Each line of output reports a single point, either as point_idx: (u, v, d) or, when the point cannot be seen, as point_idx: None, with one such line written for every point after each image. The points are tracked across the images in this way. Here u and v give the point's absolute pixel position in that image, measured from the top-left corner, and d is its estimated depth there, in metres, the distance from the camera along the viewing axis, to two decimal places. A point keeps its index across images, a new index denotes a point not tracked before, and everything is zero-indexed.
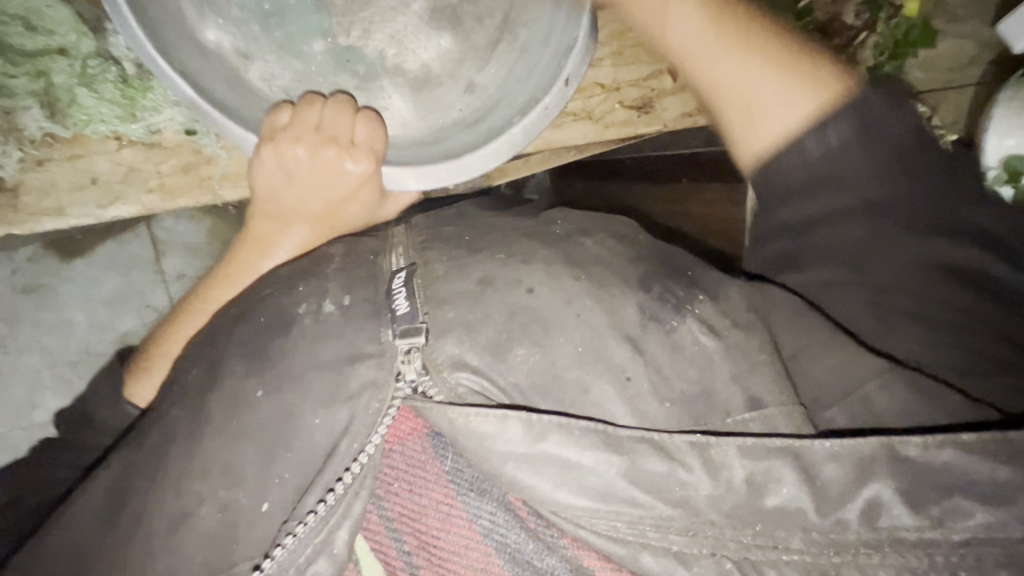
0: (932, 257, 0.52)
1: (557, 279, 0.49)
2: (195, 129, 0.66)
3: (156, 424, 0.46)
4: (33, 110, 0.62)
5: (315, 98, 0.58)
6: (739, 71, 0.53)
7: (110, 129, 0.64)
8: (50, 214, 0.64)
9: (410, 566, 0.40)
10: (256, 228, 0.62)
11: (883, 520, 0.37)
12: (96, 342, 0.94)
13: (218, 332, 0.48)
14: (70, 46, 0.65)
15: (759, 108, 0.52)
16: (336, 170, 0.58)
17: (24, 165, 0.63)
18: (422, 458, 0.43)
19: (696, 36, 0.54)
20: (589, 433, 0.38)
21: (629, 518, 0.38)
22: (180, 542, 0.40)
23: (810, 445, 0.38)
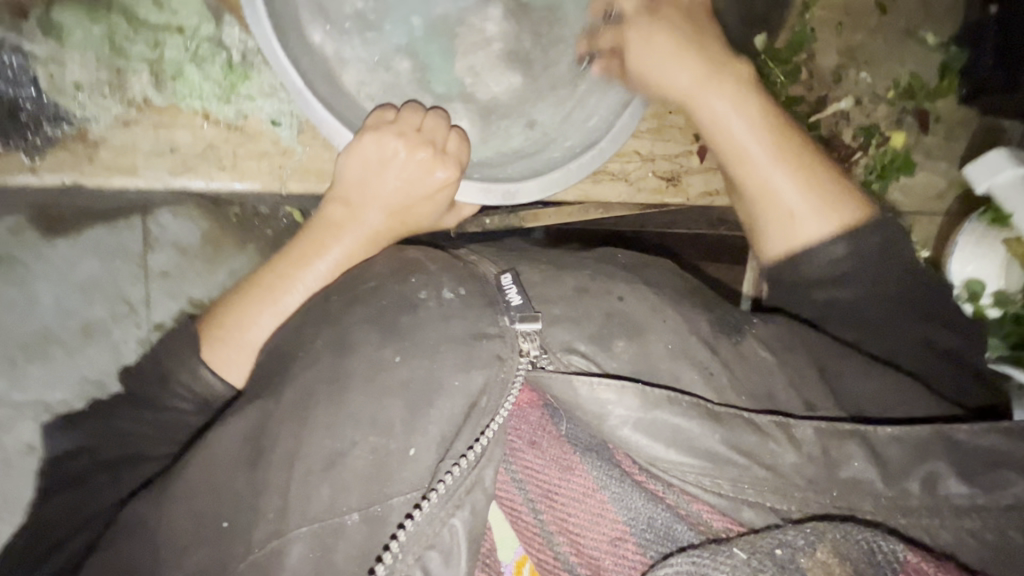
0: (931, 311, 0.61)
1: (644, 292, 0.56)
2: (280, 121, 0.71)
3: (292, 378, 0.50)
4: (141, 74, 0.68)
5: (417, 107, 0.65)
6: (779, 175, 0.60)
7: (203, 106, 0.70)
8: (124, 172, 0.69)
9: (535, 510, 0.48)
10: (325, 215, 0.63)
11: (940, 489, 0.44)
12: (59, 329, 0.79)
13: (328, 313, 0.53)
14: (187, 25, 0.69)
15: (797, 217, 0.59)
16: (427, 173, 0.64)
17: (114, 122, 0.68)
18: (541, 424, 0.50)
19: (727, 120, 0.62)
20: (693, 406, 0.45)
21: (731, 477, 0.45)
22: (339, 478, 0.47)
23: (875, 431, 0.45)
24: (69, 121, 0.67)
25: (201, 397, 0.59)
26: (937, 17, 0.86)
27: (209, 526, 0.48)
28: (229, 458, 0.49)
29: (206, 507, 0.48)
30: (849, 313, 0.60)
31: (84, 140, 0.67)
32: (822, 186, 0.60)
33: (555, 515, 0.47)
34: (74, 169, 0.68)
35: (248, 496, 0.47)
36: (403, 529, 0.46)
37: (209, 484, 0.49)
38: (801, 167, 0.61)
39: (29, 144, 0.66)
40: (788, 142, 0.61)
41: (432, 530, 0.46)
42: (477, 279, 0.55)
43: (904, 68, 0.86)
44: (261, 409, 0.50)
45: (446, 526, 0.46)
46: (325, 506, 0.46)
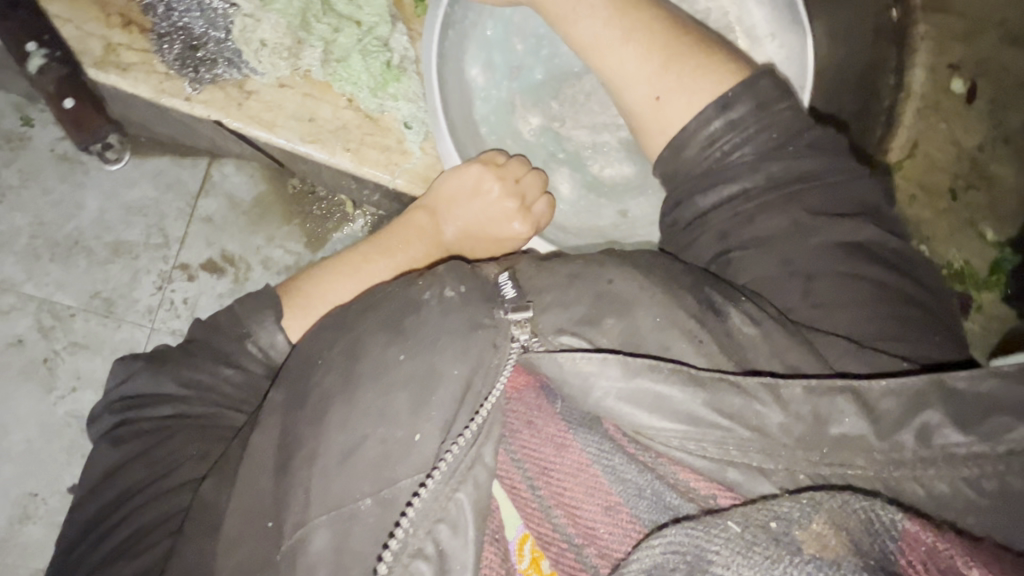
0: (845, 239, 0.59)
1: (632, 271, 0.57)
2: (411, 125, 0.85)
3: (311, 386, 0.54)
4: (315, 49, 0.83)
5: (525, 163, 0.84)
6: (616, 53, 0.65)
7: (352, 90, 0.84)
8: (263, 124, 0.83)
9: (532, 486, 0.51)
10: (414, 217, 0.78)
11: (937, 440, 0.43)
12: (90, 233, 1.06)
13: (345, 317, 0.58)
14: (366, 21, 0.84)
15: (663, 102, 0.64)
16: (508, 219, 0.82)
17: (273, 81, 0.83)
18: (537, 404, 0.53)
19: (640, 99, 0.65)
20: (676, 371, 0.46)
21: (717, 439, 0.46)
22: (352, 466, 0.51)
23: (870, 385, 0.45)
24: (237, 66, 0.83)
25: (271, 359, 0.64)
26: (1001, 218, 1.08)
27: (257, 524, 0.52)
28: (264, 459, 0.53)
29: (250, 506, 0.52)
30: (761, 246, 0.60)
31: (238, 87, 0.83)
32: (706, 75, 0.63)
33: (552, 491, 0.50)
34: (224, 108, 0.83)
35: (280, 486, 0.52)
36: (413, 504, 0.49)
37: (252, 486, 0.53)
38: (667, 62, 0.64)
39: (197, 78, 0.82)
40: (673, 62, 0.64)
41: (439, 505, 0.49)
42: (477, 279, 0.59)
43: (958, 254, 1.09)
44: (281, 412, 0.55)
45: (451, 501, 0.50)
46: (339, 493, 0.50)
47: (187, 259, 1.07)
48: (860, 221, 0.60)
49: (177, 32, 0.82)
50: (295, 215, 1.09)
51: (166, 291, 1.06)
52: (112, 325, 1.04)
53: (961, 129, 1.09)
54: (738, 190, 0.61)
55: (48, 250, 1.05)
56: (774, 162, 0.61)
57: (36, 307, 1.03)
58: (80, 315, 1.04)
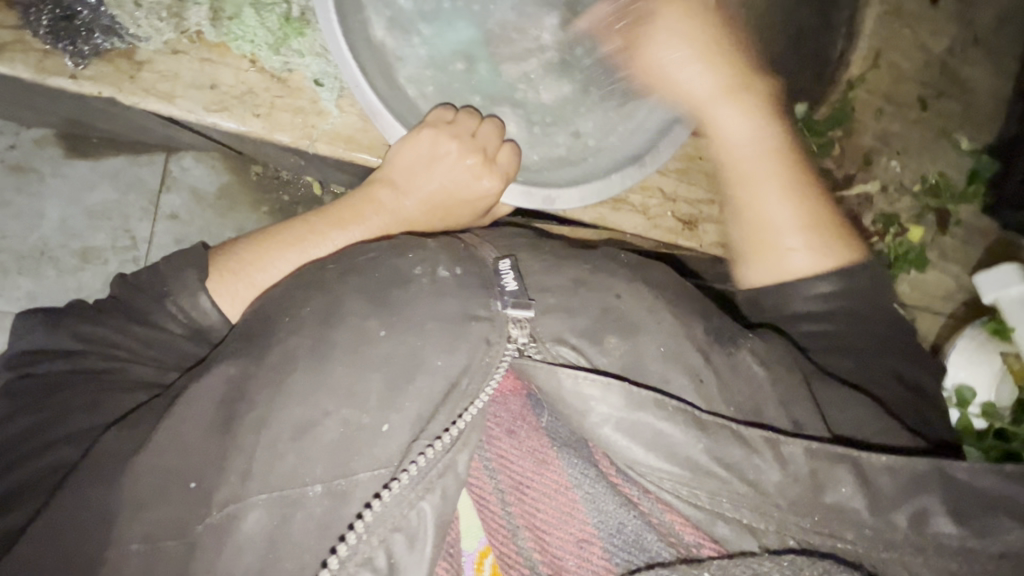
0: (919, 351, 0.63)
1: (642, 291, 0.54)
2: (322, 82, 0.68)
3: (270, 346, 0.48)
4: (201, 6, 0.66)
5: (475, 113, 0.68)
6: (773, 204, 0.65)
7: (252, 51, 0.67)
8: (160, 96, 0.65)
9: (503, 502, 0.46)
10: (370, 191, 0.64)
11: (930, 526, 0.42)
12: (55, 242, 0.91)
13: (313, 280, 0.51)
14: None
15: (767, 235, 0.64)
16: (475, 178, 0.67)
17: (164, 48, 0.65)
18: (521, 413, 0.49)
19: (754, 171, 0.66)
20: (680, 412, 0.43)
21: (710, 489, 0.43)
22: (308, 446, 0.45)
23: (871, 458, 0.43)
24: (121, 36, 0.64)
25: (192, 320, 0.56)
26: (976, 125, 0.93)
27: (175, 488, 0.45)
28: (202, 421, 0.47)
29: (173, 464, 0.46)
30: (868, 335, 0.61)
31: (131, 59, 0.64)
32: (837, 248, 0.63)
33: (524, 509, 0.45)
34: (115, 85, 0.64)
35: (212, 459, 0.46)
36: (369, 510, 0.44)
37: (177, 444, 0.46)
38: (778, 176, 0.66)
39: (79, 52, 0.63)
40: (783, 171, 0.66)
41: (401, 512, 0.44)
42: (473, 261, 0.53)
43: (935, 166, 0.91)
44: (238, 367, 0.48)
45: (414, 508, 0.44)
46: (288, 472, 0.45)
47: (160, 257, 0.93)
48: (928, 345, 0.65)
49: (44, 1, 0.63)
50: (263, 201, 0.98)
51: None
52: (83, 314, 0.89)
53: (926, 32, 0.89)
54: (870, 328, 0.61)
55: (17, 265, 0.89)
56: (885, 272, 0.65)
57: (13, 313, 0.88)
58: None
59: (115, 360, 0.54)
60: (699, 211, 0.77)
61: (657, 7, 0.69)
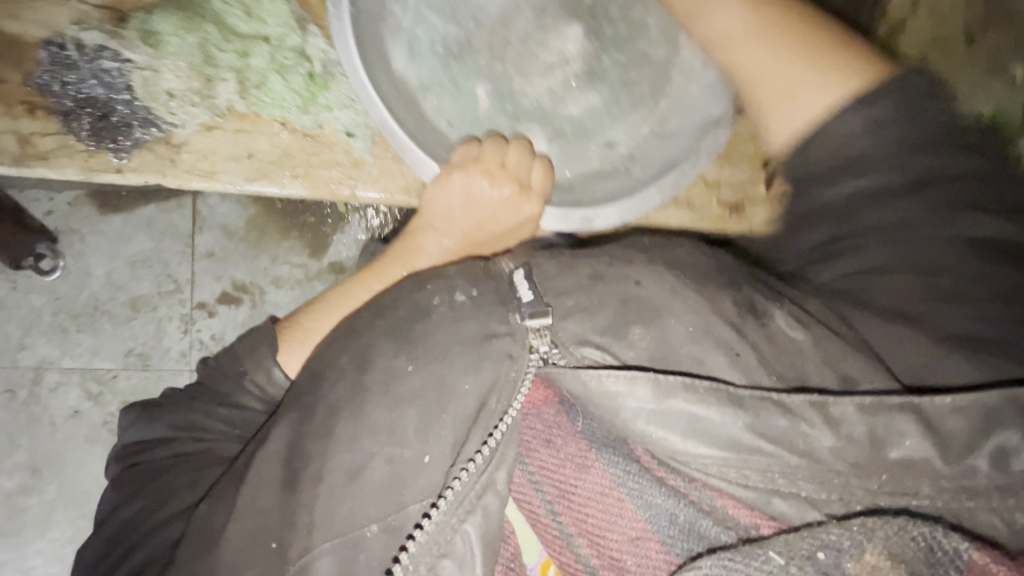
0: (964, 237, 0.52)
1: (663, 274, 0.52)
2: (355, 132, 0.68)
3: (316, 398, 0.50)
4: (228, 82, 0.66)
5: (501, 139, 0.67)
6: (763, 59, 0.61)
7: (283, 114, 0.67)
8: (201, 176, 0.65)
9: (553, 511, 0.46)
10: (417, 240, 0.66)
11: (1014, 466, 0.38)
12: (105, 298, 0.96)
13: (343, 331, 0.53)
14: (273, 34, 0.68)
15: (795, 92, 0.60)
16: (514, 208, 0.67)
17: (199, 128, 0.65)
18: (556, 421, 0.49)
19: (760, 74, 0.62)
20: (713, 392, 0.42)
21: (758, 466, 0.41)
22: (358, 490, 0.47)
23: (935, 401, 0.40)
24: (157, 126, 0.64)
25: (269, 395, 0.59)
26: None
27: (260, 544, 0.48)
28: (269, 483, 0.49)
29: (256, 529, 0.49)
30: (860, 205, 0.56)
31: (169, 144, 0.64)
32: (834, 66, 0.58)
33: (574, 516, 0.45)
34: (158, 172, 0.64)
35: (275, 518, 0.48)
36: (414, 539, 0.45)
37: (252, 507, 0.49)
38: (788, 45, 0.60)
39: (120, 148, 0.63)
40: (797, 41, 0.60)
41: (444, 538, 0.45)
42: (490, 279, 0.54)
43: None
44: (289, 428, 0.50)
45: (457, 534, 0.45)
46: (344, 518, 0.47)
47: (203, 298, 0.99)
48: (980, 217, 0.52)
49: (80, 105, 0.62)
50: (291, 228, 1.02)
51: (192, 333, 0.98)
52: (151, 378, 0.96)
53: None
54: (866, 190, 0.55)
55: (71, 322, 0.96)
56: (883, 144, 0.54)
57: (82, 378, 0.95)
58: (123, 375, 0.96)
59: (204, 441, 0.58)
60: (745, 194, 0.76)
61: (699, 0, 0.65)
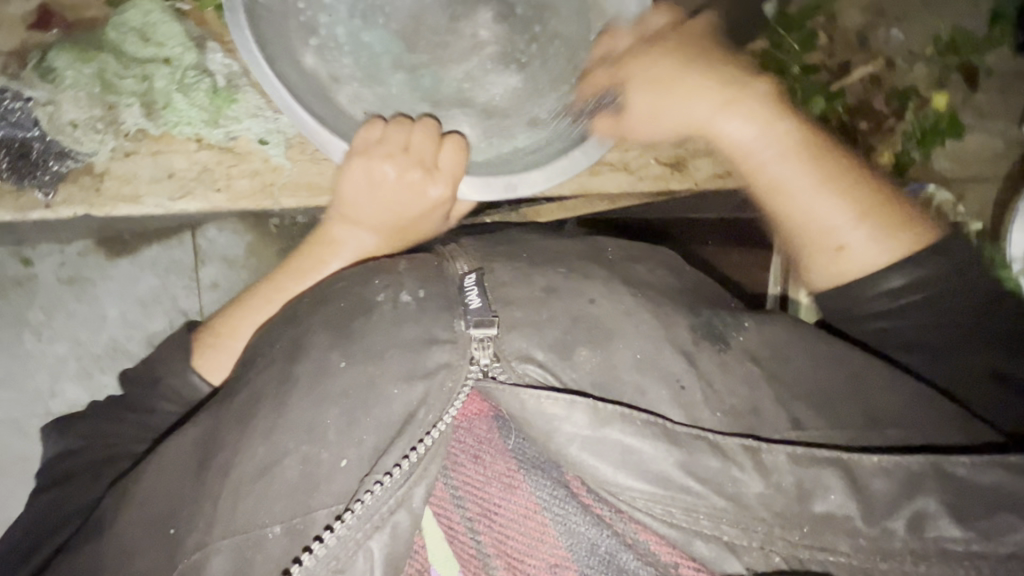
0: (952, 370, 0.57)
1: (621, 293, 0.52)
2: (267, 139, 0.72)
3: (244, 383, 0.49)
4: (133, 107, 0.69)
5: (405, 120, 0.62)
6: (783, 167, 0.61)
7: (195, 132, 0.70)
8: (127, 200, 0.70)
9: (472, 531, 0.43)
10: (328, 231, 0.63)
11: (929, 531, 0.39)
12: None
13: (284, 318, 0.51)
14: (171, 55, 0.70)
15: (840, 245, 0.59)
16: (419, 190, 0.62)
17: (114, 154, 0.70)
18: (487, 436, 0.46)
19: (757, 148, 0.62)
20: (648, 425, 0.41)
21: (685, 505, 0.40)
22: (266, 488, 0.44)
23: (860, 458, 0.40)
24: (72, 157, 0.69)
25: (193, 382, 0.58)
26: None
27: (156, 530, 0.46)
28: (180, 465, 0.47)
29: (157, 511, 0.46)
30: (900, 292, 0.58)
31: (91, 173, 0.70)
32: (895, 230, 0.58)
33: (492, 537, 0.43)
34: (86, 201, 0.70)
35: (181, 505, 0.46)
36: (313, 551, 0.42)
37: (160, 489, 0.47)
38: (830, 179, 0.60)
39: (43, 182, 0.69)
40: (823, 159, 0.61)
41: (346, 554, 0.42)
42: (440, 278, 0.51)
43: (942, 24, 0.85)
44: (212, 414, 0.48)
45: (361, 549, 0.42)
46: (246, 517, 0.43)
47: None
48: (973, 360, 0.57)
49: None
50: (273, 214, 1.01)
51: None
52: None
53: None
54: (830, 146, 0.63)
55: None
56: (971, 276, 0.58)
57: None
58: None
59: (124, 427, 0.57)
60: (686, 150, 0.78)
61: (629, 68, 0.63)
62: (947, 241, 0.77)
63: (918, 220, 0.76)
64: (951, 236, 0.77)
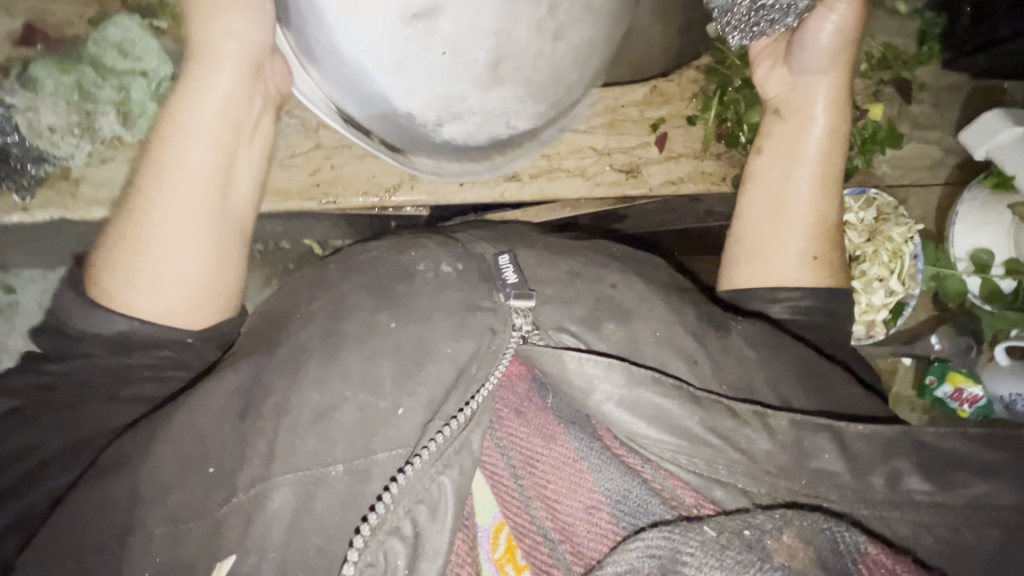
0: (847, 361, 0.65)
1: (635, 281, 0.57)
2: None
3: (286, 337, 0.51)
4: (110, 115, 0.72)
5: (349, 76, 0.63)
6: (817, 165, 0.70)
7: None
8: (102, 202, 0.71)
9: (516, 476, 0.49)
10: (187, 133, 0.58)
11: (902, 485, 0.46)
12: None
13: (320, 283, 0.54)
14: (147, 68, 0.74)
15: (805, 253, 0.68)
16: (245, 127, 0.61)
17: (92, 159, 0.71)
18: (527, 396, 0.52)
19: (816, 141, 0.71)
20: (677, 387, 0.47)
21: (707, 457, 0.47)
22: (327, 430, 0.47)
23: (847, 427, 0.47)
24: (49, 162, 0.70)
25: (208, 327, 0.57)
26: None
27: (193, 471, 0.46)
28: (221, 409, 0.48)
29: (192, 450, 0.47)
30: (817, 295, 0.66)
31: (67, 178, 0.70)
32: (836, 265, 0.70)
33: (535, 482, 0.48)
34: (61, 205, 0.70)
35: (223, 445, 0.47)
36: (397, 481, 0.45)
37: (196, 432, 0.47)
38: (835, 198, 0.71)
39: (23, 185, 0.70)
40: (833, 186, 0.71)
41: (422, 487, 0.46)
42: (473, 256, 0.56)
43: (875, 41, 0.89)
44: (254, 363, 0.50)
45: (435, 482, 0.46)
46: (310, 455, 0.46)
47: None
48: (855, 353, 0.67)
49: None
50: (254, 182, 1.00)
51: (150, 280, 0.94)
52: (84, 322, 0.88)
53: None
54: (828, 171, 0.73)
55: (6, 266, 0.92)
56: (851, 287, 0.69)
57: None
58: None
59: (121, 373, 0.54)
60: (638, 156, 0.79)
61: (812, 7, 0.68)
62: (894, 248, 0.88)
63: (864, 230, 0.88)
64: (896, 242, 0.88)
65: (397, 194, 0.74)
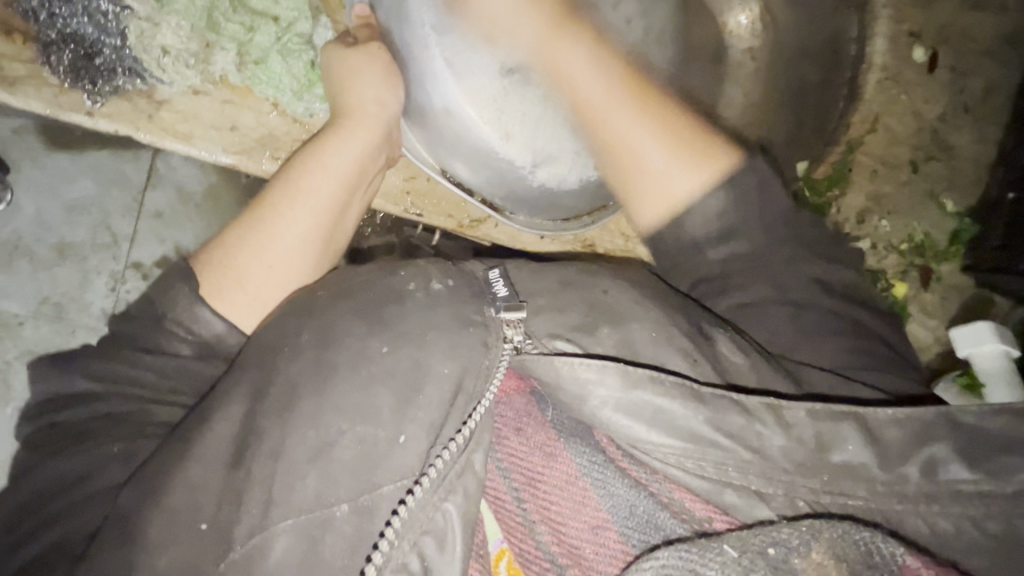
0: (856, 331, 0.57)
1: (626, 287, 0.54)
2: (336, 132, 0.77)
3: (274, 373, 0.49)
4: (228, 51, 0.72)
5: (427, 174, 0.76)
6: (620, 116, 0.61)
7: (274, 95, 0.74)
8: (177, 137, 0.72)
9: (518, 499, 0.47)
10: (314, 168, 0.63)
11: (941, 474, 0.42)
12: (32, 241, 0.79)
13: (311, 306, 0.51)
14: (283, 16, 0.74)
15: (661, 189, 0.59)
16: (374, 162, 0.67)
17: (186, 89, 0.72)
18: (526, 412, 0.50)
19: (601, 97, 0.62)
20: (678, 386, 0.44)
21: (715, 461, 0.44)
22: (326, 467, 0.46)
23: (874, 413, 0.43)
24: (142, 76, 0.71)
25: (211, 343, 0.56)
26: (964, 187, 0.95)
27: (184, 526, 0.46)
28: (220, 452, 0.47)
29: (184, 506, 0.46)
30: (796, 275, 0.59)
31: (149, 98, 0.72)
32: (704, 152, 0.59)
33: (539, 504, 0.46)
34: (131, 120, 0.71)
35: (221, 489, 0.46)
36: (392, 525, 0.45)
37: (188, 482, 0.46)
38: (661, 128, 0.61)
39: (95, 90, 0.70)
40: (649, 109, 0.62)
41: (426, 516, 0.45)
42: (462, 273, 0.54)
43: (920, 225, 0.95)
44: (246, 401, 0.48)
45: (439, 511, 0.45)
46: (311, 496, 0.45)
47: (139, 257, 0.82)
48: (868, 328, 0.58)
49: (64, 40, 0.69)
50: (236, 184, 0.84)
51: (121, 293, 0.81)
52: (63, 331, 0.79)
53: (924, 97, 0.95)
54: (738, 236, 0.57)
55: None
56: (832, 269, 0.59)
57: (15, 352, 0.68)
58: (30, 323, 0.78)
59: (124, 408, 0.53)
60: None
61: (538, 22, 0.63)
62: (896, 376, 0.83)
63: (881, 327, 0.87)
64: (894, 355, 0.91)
65: (479, 227, 0.77)
